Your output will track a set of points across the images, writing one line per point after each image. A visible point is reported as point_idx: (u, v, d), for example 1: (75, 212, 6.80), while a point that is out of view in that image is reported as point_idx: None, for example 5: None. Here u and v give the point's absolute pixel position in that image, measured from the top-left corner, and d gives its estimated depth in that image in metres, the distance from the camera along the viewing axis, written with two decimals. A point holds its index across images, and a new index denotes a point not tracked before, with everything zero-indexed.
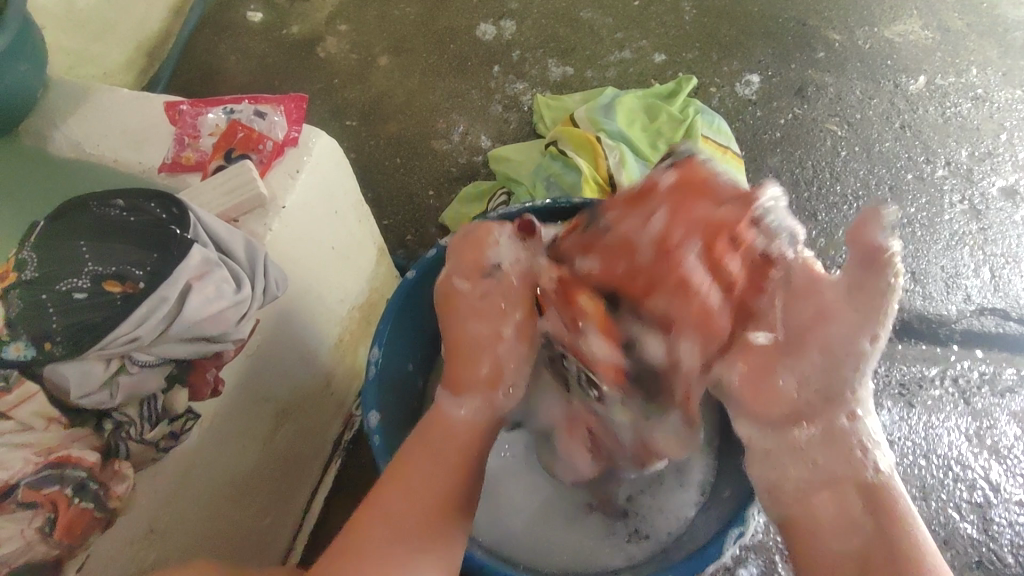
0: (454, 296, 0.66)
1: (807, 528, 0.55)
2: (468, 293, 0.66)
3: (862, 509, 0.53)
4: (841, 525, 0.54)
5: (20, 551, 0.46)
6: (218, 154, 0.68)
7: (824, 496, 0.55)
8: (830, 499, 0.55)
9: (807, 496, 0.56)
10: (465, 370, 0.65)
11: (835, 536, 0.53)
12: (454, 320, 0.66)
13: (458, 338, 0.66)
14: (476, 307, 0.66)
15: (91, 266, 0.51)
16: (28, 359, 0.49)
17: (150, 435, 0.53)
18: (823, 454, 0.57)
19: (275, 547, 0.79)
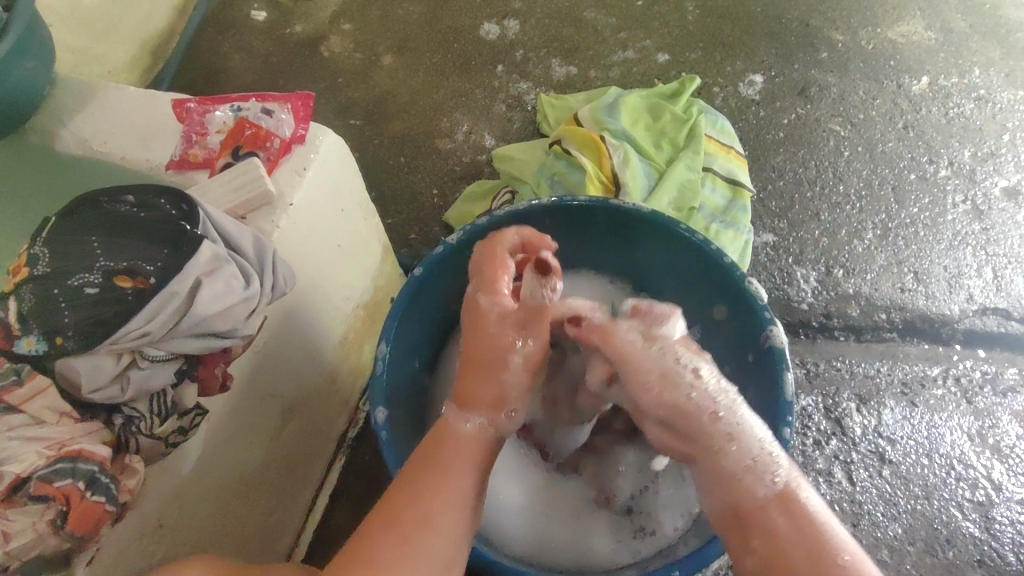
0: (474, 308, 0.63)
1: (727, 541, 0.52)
2: (490, 310, 0.62)
3: (775, 523, 0.49)
4: (746, 539, 0.50)
5: (32, 544, 0.46)
6: (225, 152, 0.68)
7: (733, 512, 0.51)
8: (734, 516, 0.51)
9: (727, 521, 0.52)
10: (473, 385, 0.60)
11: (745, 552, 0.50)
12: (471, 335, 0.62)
13: (471, 352, 0.61)
14: (491, 324, 0.61)
15: (102, 261, 0.52)
16: (40, 354, 0.50)
17: (159, 430, 0.54)
18: (723, 476, 0.52)
19: (281, 542, 0.80)
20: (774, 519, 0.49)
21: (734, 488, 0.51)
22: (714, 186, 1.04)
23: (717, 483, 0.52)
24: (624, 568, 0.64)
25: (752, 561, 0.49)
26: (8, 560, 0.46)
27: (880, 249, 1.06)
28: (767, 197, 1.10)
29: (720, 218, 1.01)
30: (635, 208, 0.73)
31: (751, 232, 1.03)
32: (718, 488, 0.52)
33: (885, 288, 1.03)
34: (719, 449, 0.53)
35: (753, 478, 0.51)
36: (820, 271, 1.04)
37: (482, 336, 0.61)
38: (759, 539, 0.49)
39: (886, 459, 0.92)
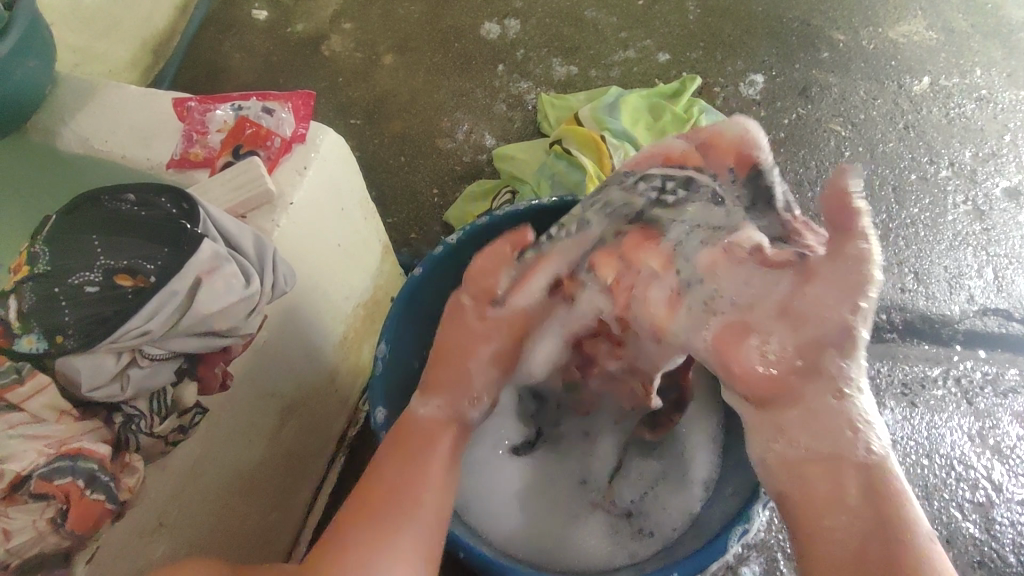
0: (455, 313, 0.66)
1: (802, 500, 0.54)
2: (471, 317, 0.66)
3: (862, 488, 0.52)
4: (830, 506, 0.53)
5: (33, 541, 0.47)
6: (226, 151, 0.68)
7: (820, 476, 0.54)
8: (822, 479, 0.54)
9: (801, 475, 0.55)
10: (444, 380, 0.64)
11: (824, 518, 0.53)
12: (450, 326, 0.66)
13: (448, 345, 0.65)
14: (471, 328, 0.66)
15: (103, 261, 0.52)
16: (39, 353, 0.50)
17: (160, 429, 0.54)
18: (815, 430, 0.55)
19: (281, 541, 0.80)
20: (866, 492, 0.52)
21: (830, 446, 0.54)
22: None
23: (810, 440, 0.55)
24: (624, 568, 0.65)
25: (834, 526, 0.52)
26: (9, 559, 0.46)
27: (881, 249, 1.06)
28: None
29: None
30: None
31: None
32: (811, 446, 0.55)
33: (886, 289, 1.03)
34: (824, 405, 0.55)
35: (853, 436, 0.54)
36: None
37: (459, 330, 0.65)
38: (846, 505, 0.52)
39: None
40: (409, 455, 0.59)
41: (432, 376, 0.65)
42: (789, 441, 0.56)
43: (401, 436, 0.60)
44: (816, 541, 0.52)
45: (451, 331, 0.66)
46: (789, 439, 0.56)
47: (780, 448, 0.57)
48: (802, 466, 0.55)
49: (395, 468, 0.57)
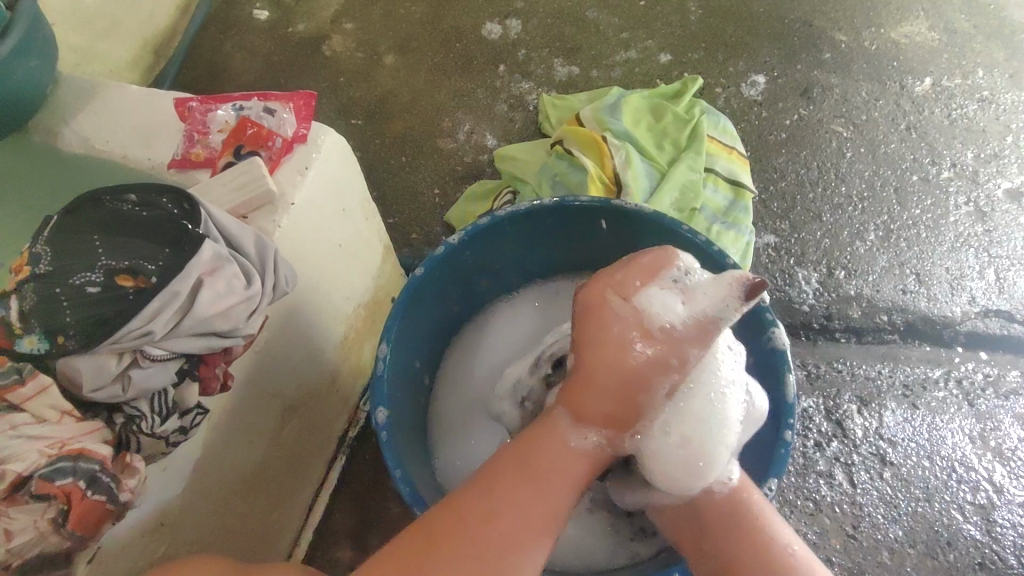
0: (618, 326, 0.58)
1: (687, 542, 0.61)
2: (633, 333, 0.58)
3: (729, 527, 0.60)
4: (703, 542, 0.60)
5: (34, 541, 0.47)
6: (227, 151, 0.68)
7: (694, 523, 0.61)
8: (691, 523, 0.61)
9: (682, 524, 0.62)
10: (594, 403, 0.58)
11: (701, 553, 0.60)
12: (604, 333, 0.58)
13: (612, 364, 0.57)
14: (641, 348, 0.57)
15: (104, 261, 0.52)
16: (42, 353, 0.50)
17: (160, 429, 0.53)
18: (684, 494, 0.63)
19: (281, 541, 0.80)
20: (733, 517, 0.60)
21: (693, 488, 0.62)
22: (716, 187, 1.03)
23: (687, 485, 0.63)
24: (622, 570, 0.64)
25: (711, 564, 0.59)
26: (10, 558, 0.47)
27: (882, 250, 1.06)
28: (769, 198, 1.10)
29: (722, 219, 1.01)
30: (638, 209, 0.73)
31: (753, 233, 1.03)
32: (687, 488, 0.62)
33: (888, 290, 1.02)
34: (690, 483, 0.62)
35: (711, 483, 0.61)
36: (822, 272, 1.04)
37: (614, 344, 0.58)
38: (716, 538, 0.60)
39: (887, 461, 0.92)
40: (529, 492, 0.55)
41: (582, 399, 0.58)
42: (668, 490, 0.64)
43: (541, 452, 0.57)
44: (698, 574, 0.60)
45: (603, 347, 0.58)
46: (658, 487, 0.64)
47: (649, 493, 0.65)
48: (675, 506, 0.63)
49: (510, 502, 0.54)
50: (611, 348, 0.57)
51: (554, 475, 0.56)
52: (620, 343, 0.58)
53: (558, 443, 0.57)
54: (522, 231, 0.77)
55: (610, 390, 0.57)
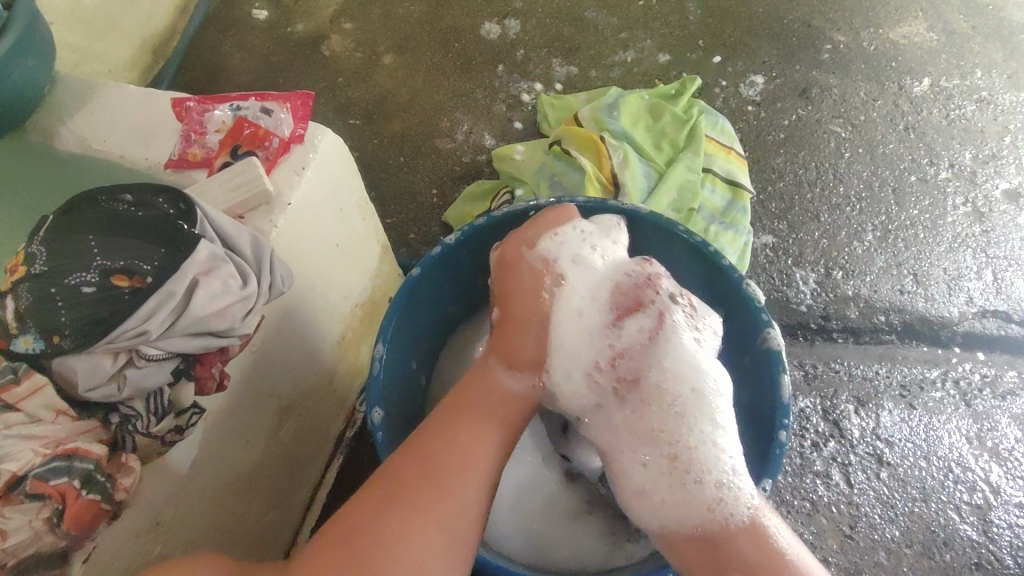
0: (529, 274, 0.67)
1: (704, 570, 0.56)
2: (537, 275, 0.67)
3: (749, 546, 0.55)
4: (717, 567, 0.56)
5: (29, 541, 0.47)
6: (224, 151, 0.68)
7: (703, 543, 0.57)
8: (706, 546, 0.57)
9: (696, 549, 0.57)
10: (517, 343, 0.65)
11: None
12: (521, 283, 0.67)
13: (524, 306, 0.67)
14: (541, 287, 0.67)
15: (100, 261, 0.52)
16: (37, 354, 0.50)
17: (156, 429, 0.54)
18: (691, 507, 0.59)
19: (278, 541, 0.80)
20: (751, 539, 0.55)
21: (700, 506, 0.58)
22: (713, 187, 1.03)
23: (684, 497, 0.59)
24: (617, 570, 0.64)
25: None
26: (5, 558, 0.47)
27: (880, 250, 1.06)
28: (767, 198, 1.10)
29: (719, 219, 1.01)
30: (634, 209, 0.73)
31: (750, 234, 1.03)
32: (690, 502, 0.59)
33: (885, 290, 1.03)
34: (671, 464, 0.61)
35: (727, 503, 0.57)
36: (820, 273, 1.04)
37: (525, 289, 0.67)
38: (729, 562, 0.55)
39: (884, 462, 0.92)
40: (478, 430, 0.59)
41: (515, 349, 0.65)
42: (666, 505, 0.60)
43: (473, 391, 0.62)
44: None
45: (521, 294, 0.67)
46: (666, 506, 0.60)
47: (652, 516, 0.60)
48: (686, 533, 0.58)
49: (450, 440, 0.57)
50: (520, 290, 0.67)
51: (493, 415, 0.61)
52: (534, 289, 0.67)
53: (493, 385, 0.63)
54: None
55: (529, 331, 0.66)
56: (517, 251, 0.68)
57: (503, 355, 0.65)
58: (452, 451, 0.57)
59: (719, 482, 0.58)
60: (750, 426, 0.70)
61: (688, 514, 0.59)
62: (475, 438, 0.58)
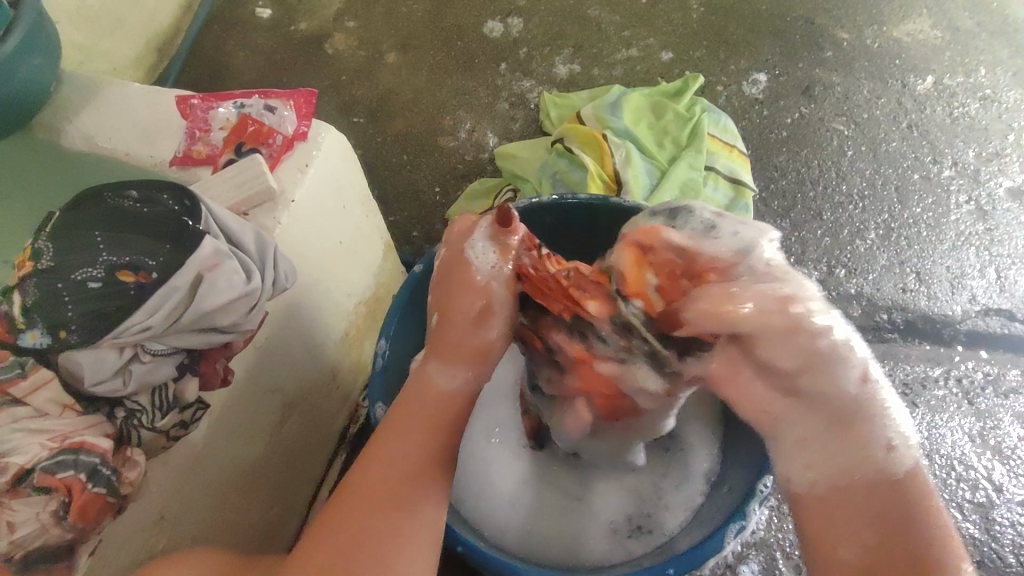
0: (459, 268, 0.61)
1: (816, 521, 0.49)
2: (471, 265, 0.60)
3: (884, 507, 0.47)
4: (854, 529, 0.47)
5: (36, 534, 0.47)
6: (228, 148, 0.69)
7: (837, 499, 0.48)
8: (850, 505, 0.48)
9: (828, 505, 0.49)
10: (455, 343, 0.60)
11: (842, 541, 0.47)
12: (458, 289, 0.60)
13: (455, 325, 0.60)
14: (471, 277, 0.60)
15: (105, 256, 0.53)
16: (43, 347, 0.51)
17: (161, 423, 0.54)
18: (833, 454, 0.49)
19: (281, 536, 0.80)
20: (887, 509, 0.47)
21: (848, 457, 0.48)
22: (717, 185, 1.03)
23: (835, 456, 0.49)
24: (616, 567, 0.64)
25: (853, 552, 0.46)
26: (12, 550, 0.47)
27: (883, 249, 1.06)
28: (769, 196, 1.10)
29: None
30: (636, 206, 0.73)
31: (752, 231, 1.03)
32: (837, 460, 0.49)
33: (888, 288, 1.03)
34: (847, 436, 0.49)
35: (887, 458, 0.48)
36: (822, 271, 1.04)
37: (458, 302, 0.60)
38: (873, 529, 0.46)
39: None
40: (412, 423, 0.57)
41: (452, 334, 0.60)
42: (803, 458, 0.50)
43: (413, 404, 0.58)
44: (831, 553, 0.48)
45: (452, 294, 0.61)
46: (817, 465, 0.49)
47: (805, 475, 0.50)
48: (824, 488, 0.49)
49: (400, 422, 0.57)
50: (464, 301, 0.60)
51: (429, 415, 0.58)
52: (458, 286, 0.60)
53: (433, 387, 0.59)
54: None
55: (465, 331, 0.60)
56: (447, 257, 0.63)
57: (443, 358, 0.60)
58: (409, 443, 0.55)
59: (877, 441, 0.48)
60: None
61: (830, 466, 0.49)
62: (443, 403, 0.58)
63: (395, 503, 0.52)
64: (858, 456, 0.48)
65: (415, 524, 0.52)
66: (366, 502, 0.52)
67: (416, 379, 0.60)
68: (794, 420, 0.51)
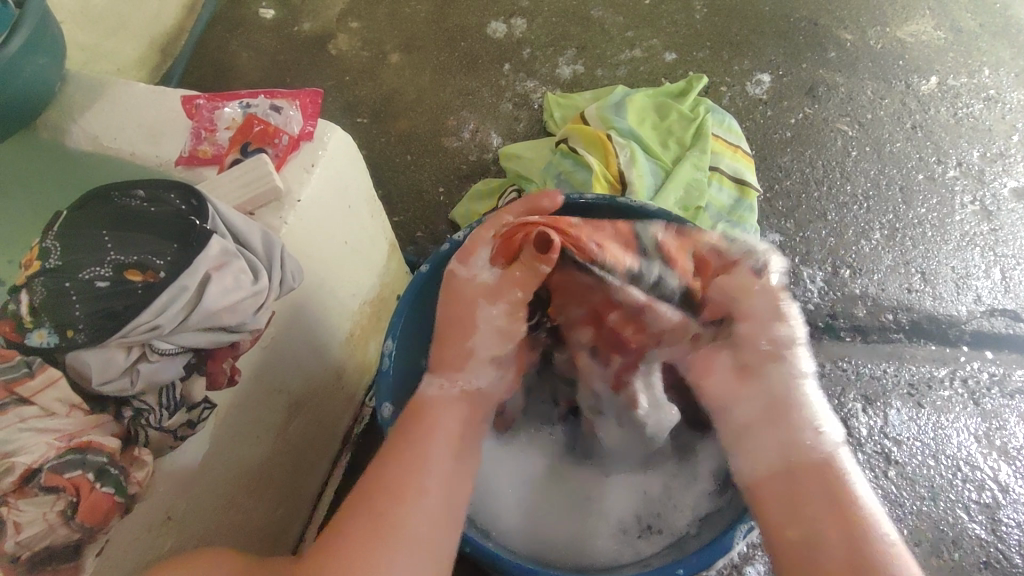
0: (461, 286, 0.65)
1: (767, 508, 0.55)
2: (462, 277, 0.65)
3: (815, 492, 0.53)
4: (799, 505, 0.53)
5: (42, 534, 0.47)
6: (234, 147, 0.69)
7: (780, 481, 0.55)
8: (787, 488, 0.55)
9: (775, 488, 0.55)
10: (452, 356, 0.64)
11: (788, 521, 0.53)
12: (466, 300, 0.65)
13: (451, 333, 0.65)
14: (477, 290, 0.65)
15: (113, 255, 0.52)
16: (51, 347, 0.50)
17: (167, 423, 0.54)
18: (766, 444, 0.58)
19: (286, 537, 0.80)
20: (830, 491, 0.53)
21: (786, 447, 0.56)
22: (720, 186, 1.03)
23: (773, 446, 0.57)
24: (624, 568, 0.64)
25: (800, 529, 0.52)
26: (19, 551, 0.47)
27: (887, 249, 1.06)
28: (774, 197, 1.10)
29: (726, 218, 1.01)
30: (642, 206, 0.72)
31: (757, 230, 1.03)
32: (777, 446, 0.57)
33: (893, 289, 1.02)
34: (774, 424, 0.58)
35: (811, 437, 0.56)
36: (827, 271, 1.04)
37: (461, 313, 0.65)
38: (809, 503, 0.53)
39: (892, 460, 0.92)
40: (419, 443, 0.58)
41: (446, 338, 0.65)
42: (753, 451, 0.58)
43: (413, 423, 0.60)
44: (780, 542, 0.53)
45: (459, 312, 0.65)
46: (752, 457, 0.58)
47: (748, 466, 0.58)
48: (769, 470, 0.56)
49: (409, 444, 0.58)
50: (455, 313, 0.65)
51: (435, 433, 0.59)
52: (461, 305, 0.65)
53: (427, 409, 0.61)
54: None
55: (461, 342, 0.65)
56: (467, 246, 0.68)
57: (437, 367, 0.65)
58: (412, 459, 0.57)
59: (808, 424, 0.57)
60: None
61: (774, 457, 0.57)
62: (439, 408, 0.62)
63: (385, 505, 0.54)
64: (795, 445, 0.56)
65: (407, 523, 0.53)
66: (372, 516, 0.53)
67: (416, 404, 0.62)
68: (747, 416, 0.61)
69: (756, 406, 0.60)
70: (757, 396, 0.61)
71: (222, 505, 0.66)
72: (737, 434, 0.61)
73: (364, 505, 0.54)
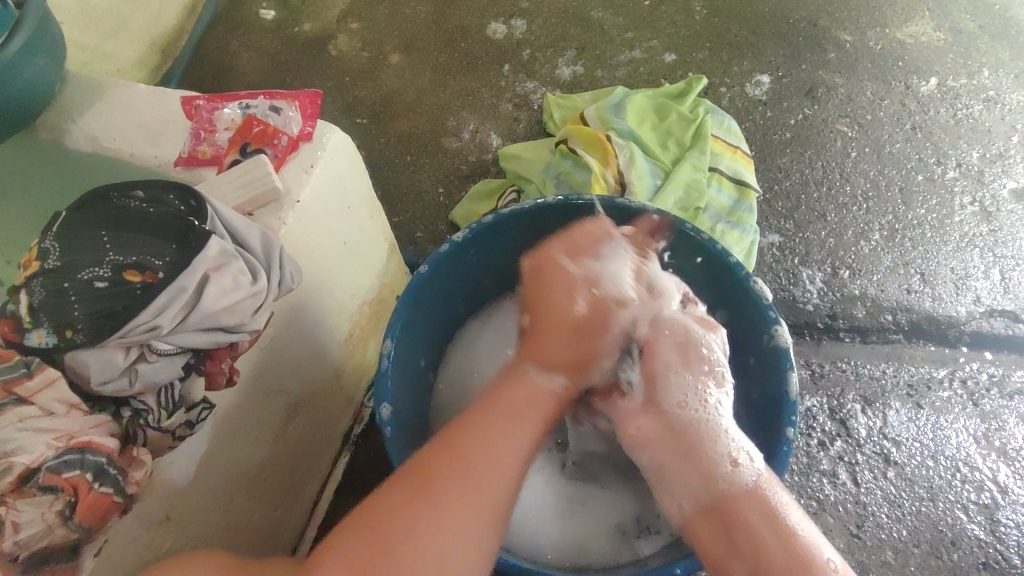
0: (552, 272, 0.66)
1: (704, 542, 0.56)
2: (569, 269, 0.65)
3: (743, 523, 0.54)
4: (731, 543, 0.54)
5: (42, 534, 0.47)
6: (233, 148, 0.69)
7: (709, 517, 0.56)
8: (719, 527, 0.55)
9: (706, 526, 0.56)
10: (552, 349, 0.63)
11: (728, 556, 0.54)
12: (560, 292, 0.64)
13: (570, 328, 0.63)
14: (569, 280, 0.65)
15: (112, 256, 0.52)
16: (50, 347, 0.50)
17: (166, 424, 0.54)
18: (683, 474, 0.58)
19: (284, 538, 0.80)
20: (757, 526, 0.54)
21: (704, 483, 0.57)
22: (720, 186, 1.04)
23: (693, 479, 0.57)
24: (624, 568, 0.64)
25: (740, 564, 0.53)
26: (17, 551, 0.47)
27: (887, 250, 1.06)
28: (773, 197, 1.10)
29: (725, 218, 1.01)
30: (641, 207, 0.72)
31: (756, 231, 1.03)
32: (695, 481, 0.57)
33: (892, 289, 1.02)
34: (683, 452, 0.59)
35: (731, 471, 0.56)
36: (826, 272, 1.04)
37: (568, 307, 0.63)
38: (738, 533, 0.54)
39: (890, 461, 0.92)
40: (491, 428, 0.58)
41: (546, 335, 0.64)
42: (675, 487, 0.59)
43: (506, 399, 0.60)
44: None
45: (548, 290, 0.65)
46: (682, 493, 0.58)
47: (675, 501, 0.59)
48: (694, 507, 0.57)
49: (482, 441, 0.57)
50: (561, 297, 0.64)
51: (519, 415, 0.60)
52: (555, 287, 0.65)
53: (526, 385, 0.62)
54: (525, 227, 0.76)
55: (563, 334, 0.63)
56: (547, 255, 0.67)
57: (541, 358, 0.63)
58: (481, 465, 0.56)
59: (726, 458, 0.57)
60: (762, 418, 0.70)
61: (695, 493, 0.57)
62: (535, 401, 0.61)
63: (468, 498, 0.54)
64: (715, 478, 0.56)
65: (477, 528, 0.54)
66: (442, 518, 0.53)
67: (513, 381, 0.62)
68: (657, 449, 0.60)
69: (667, 435, 0.60)
70: (666, 434, 0.60)
71: (221, 507, 0.66)
72: (649, 460, 0.61)
73: (417, 501, 0.53)
